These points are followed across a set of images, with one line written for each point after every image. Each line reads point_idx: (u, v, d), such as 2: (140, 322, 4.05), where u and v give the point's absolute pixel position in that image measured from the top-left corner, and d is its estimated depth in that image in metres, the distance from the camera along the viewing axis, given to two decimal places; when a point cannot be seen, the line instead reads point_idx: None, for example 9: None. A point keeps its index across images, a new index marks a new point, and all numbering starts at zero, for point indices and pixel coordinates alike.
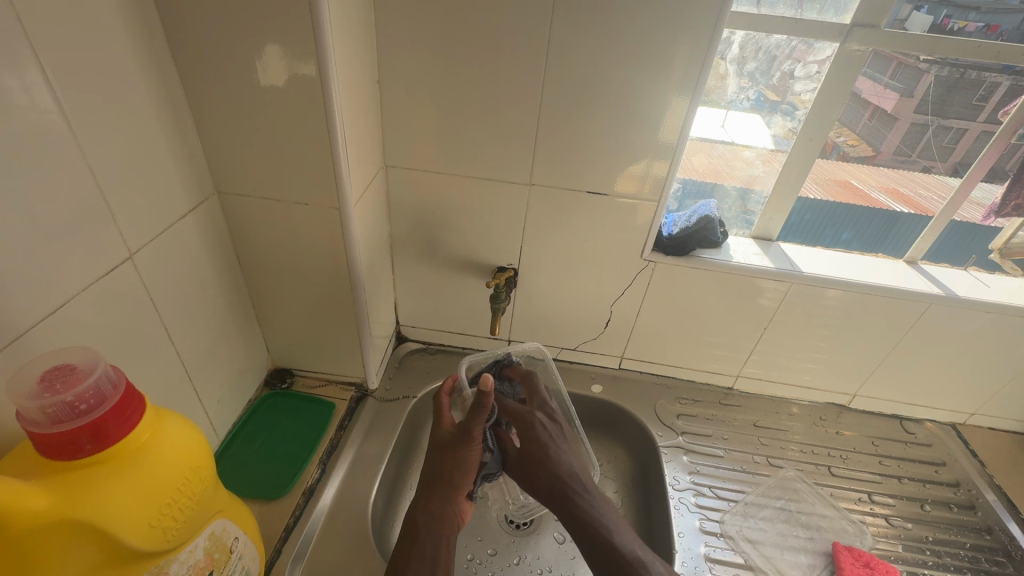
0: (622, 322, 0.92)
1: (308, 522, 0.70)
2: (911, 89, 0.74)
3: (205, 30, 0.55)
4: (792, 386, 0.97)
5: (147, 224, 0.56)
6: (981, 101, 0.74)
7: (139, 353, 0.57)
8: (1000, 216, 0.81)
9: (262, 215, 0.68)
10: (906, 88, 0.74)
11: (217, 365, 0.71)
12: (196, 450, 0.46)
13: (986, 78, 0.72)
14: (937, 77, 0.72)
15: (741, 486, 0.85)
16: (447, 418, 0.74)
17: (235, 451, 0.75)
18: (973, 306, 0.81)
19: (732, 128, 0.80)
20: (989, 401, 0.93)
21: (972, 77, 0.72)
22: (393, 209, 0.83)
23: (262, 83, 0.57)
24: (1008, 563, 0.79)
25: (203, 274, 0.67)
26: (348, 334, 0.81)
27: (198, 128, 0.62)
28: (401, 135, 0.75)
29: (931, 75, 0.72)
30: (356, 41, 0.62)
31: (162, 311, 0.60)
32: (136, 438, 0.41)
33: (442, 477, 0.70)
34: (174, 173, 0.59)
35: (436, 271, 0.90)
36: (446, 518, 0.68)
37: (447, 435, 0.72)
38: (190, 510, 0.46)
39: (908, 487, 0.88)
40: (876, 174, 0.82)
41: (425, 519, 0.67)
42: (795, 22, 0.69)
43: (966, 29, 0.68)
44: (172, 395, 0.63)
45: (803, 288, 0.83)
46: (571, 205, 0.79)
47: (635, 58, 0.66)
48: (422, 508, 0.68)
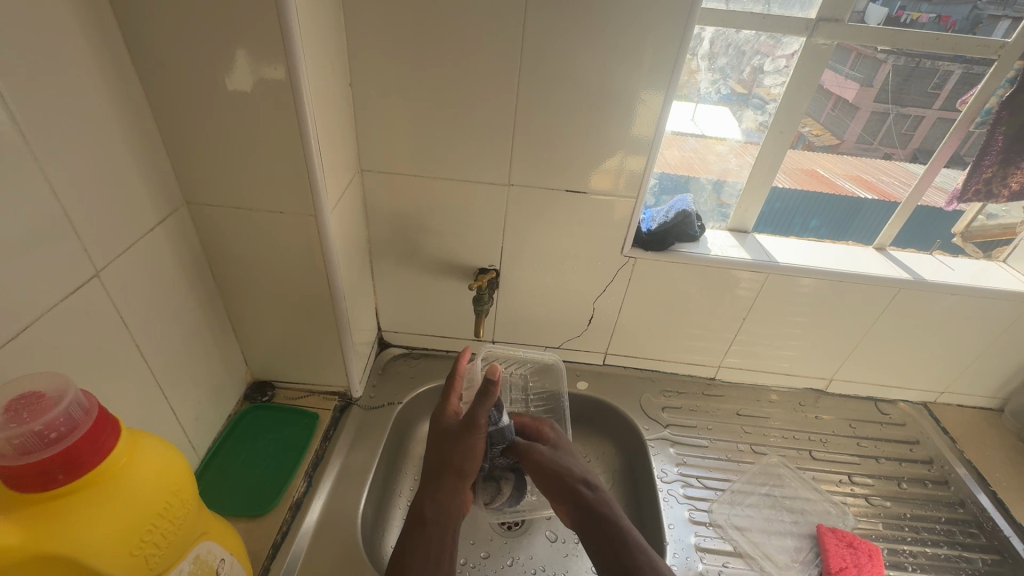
0: (605, 318, 0.93)
1: (296, 536, 0.68)
2: (870, 79, 0.76)
3: (166, 35, 0.52)
4: (771, 374, 0.99)
5: (114, 239, 0.54)
6: (937, 88, 0.76)
7: (110, 374, 0.55)
8: (962, 202, 0.83)
9: (235, 225, 0.66)
10: (865, 78, 0.76)
11: (194, 382, 0.69)
12: (177, 472, 0.45)
13: (940, 67, 0.74)
14: (894, 66, 0.74)
15: (727, 474, 0.87)
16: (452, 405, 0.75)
17: (216, 468, 0.73)
18: (940, 289, 0.84)
19: (702, 121, 0.81)
20: (957, 379, 0.97)
21: (927, 66, 0.74)
22: (371, 214, 0.82)
23: (230, 89, 0.55)
24: (981, 534, 0.82)
25: (175, 288, 0.64)
26: (329, 343, 0.79)
27: (163, 137, 0.59)
28: (376, 138, 0.74)
29: (888, 65, 0.74)
30: (326, 44, 0.60)
31: (134, 329, 0.58)
32: (112, 464, 0.39)
33: (448, 466, 0.69)
34: (140, 185, 0.57)
35: (417, 275, 0.89)
36: (451, 514, 0.67)
37: (453, 424, 0.72)
38: (172, 534, 0.44)
39: (885, 467, 0.91)
40: (840, 162, 0.84)
41: (431, 509, 0.66)
42: (762, 17, 0.70)
43: (919, 20, 0.71)
44: (148, 416, 0.61)
45: (779, 278, 0.85)
46: (550, 203, 0.79)
47: (609, 55, 0.66)
48: (429, 500, 0.67)
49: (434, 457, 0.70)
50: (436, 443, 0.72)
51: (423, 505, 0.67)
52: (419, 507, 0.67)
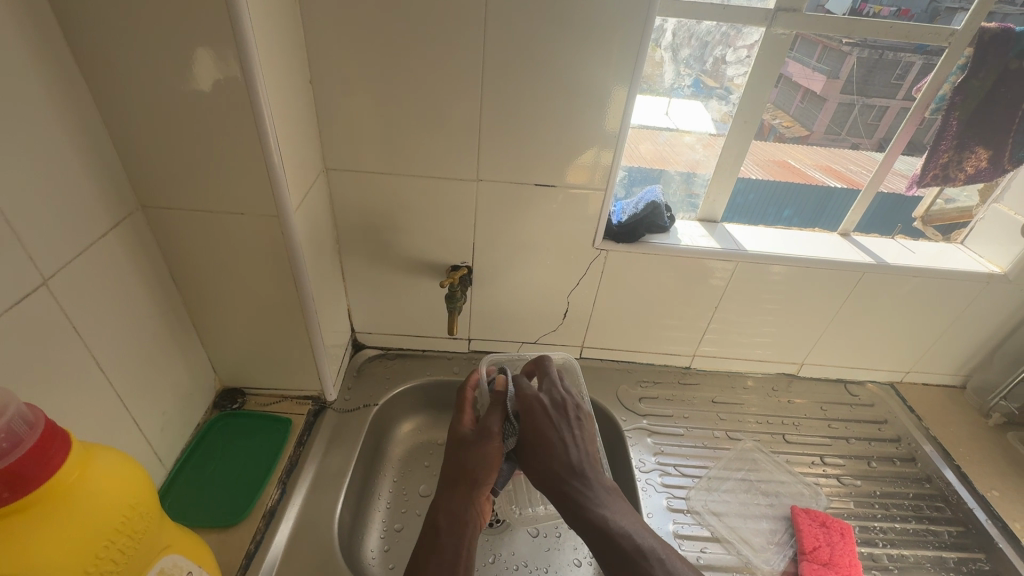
0: (579, 312, 0.93)
1: (270, 545, 0.67)
2: (837, 71, 0.77)
3: (110, 30, 0.50)
4: (745, 361, 1.01)
5: (63, 246, 0.52)
6: (900, 79, 0.78)
7: (64, 386, 0.52)
8: (922, 186, 0.83)
9: (195, 228, 0.64)
10: (832, 71, 0.77)
11: (157, 392, 0.67)
12: (135, 485, 0.43)
13: (901, 58, 0.76)
14: (858, 58, 0.76)
15: (704, 461, 0.88)
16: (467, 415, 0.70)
17: (186, 478, 0.71)
18: (902, 272, 0.87)
19: (676, 116, 0.81)
20: (921, 359, 1.00)
21: (889, 58, 0.76)
22: (338, 213, 0.80)
23: (182, 87, 0.54)
24: (946, 508, 0.85)
25: (133, 295, 0.62)
26: (299, 346, 0.78)
27: (113, 138, 0.57)
28: (340, 136, 0.72)
29: (853, 58, 0.76)
30: (282, 39, 0.59)
31: (89, 339, 0.55)
32: (63, 480, 0.37)
33: (462, 472, 0.63)
34: (89, 189, 0.55)
35: (388, 275, 0.88)
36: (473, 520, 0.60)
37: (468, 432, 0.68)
38: (132, 549, 0.43)
39: (856, 447, 0.93)
40: (809, 153, 0.87)
41: (445, 518, 0.59)
42: (722, 8, 0.71)
43: (881, 13, 0.73)
44: (108, 428, 0.58)
45: (748, 267, 0.86)
46: (520, 198, 0.79)
47: (572, 47, 0.66)
48: (442, 509, 0.60)
49: (450, 464, 0.64)
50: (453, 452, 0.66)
51: (436, 514, 0.60)
52: (432, 517, 0.60)
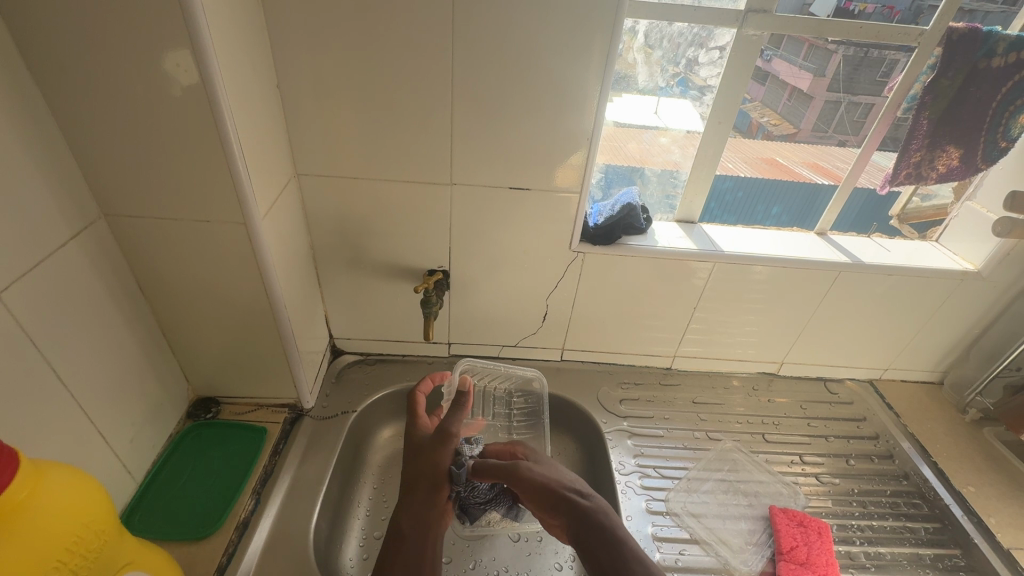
0: (559, 314, 0.93)
1: (243, 557, 0.66)
2: (823, 69, 0.78)
3: (62, 36, 0.49)
4: (725, 360, 1.01)
5: (18, 258, 0.50)
6: (885, 77, 0.78)
7: (21, 401, 0.51)
8: (894, 185, 0.83)
9: (160, 237, 0.63)
10: (818, 68, 0.78)
11: (125, 403, 0.66)
12: (91, 503, 0.42)
13: (886, 56, 0.76)
14: (845, 56, 0.76)
15: (684, 462, 0.88)
16: (423, 420, 0.76)
17: (157, 491, 0.70)
18: (877, 271, 0.87)
19: (666, 116, 0.81)
20: (899, 356, 1.01)
21: (874, 56, 0.76)
22: (311, 219, 0.79)
23: (140, 94, 0.53)
24: (923, 504, 0.86)
25: (97, 306, 0.61)
26: (273, 354, 0.77)
27: (72, 147, 0.56)
28: (310, 140, 0.71)
29: (839, 55, 0.76)
30: (244, 42, 0.58)
31: (49, 352, 0.54)
32: (11, 500, 0.36)
33: (426, 479, 0.69)
34: (47, 198, 0.54)
35: (365, 280, 0.87)
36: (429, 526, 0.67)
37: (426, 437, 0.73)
38: (87, 568, 0.41)
39: (835, 445, 0.93)
40: (798, 151, 0.87)
41: (410, 524, 0.66)
42: (694, 9, 0.71)
43: (866, 11, 0.73)
44: (72, 443, 0.57)
45: (725, 267, 0.86)
46: (495, 201, 0.78)
47: (541, 49, 0.65)
48: (406, 513, 0.67)
49: (411, 471, 0.71)
50: (411, 457, 0.72)
51: (400, 520, 0.66)
52: (396, 523, 0.67)
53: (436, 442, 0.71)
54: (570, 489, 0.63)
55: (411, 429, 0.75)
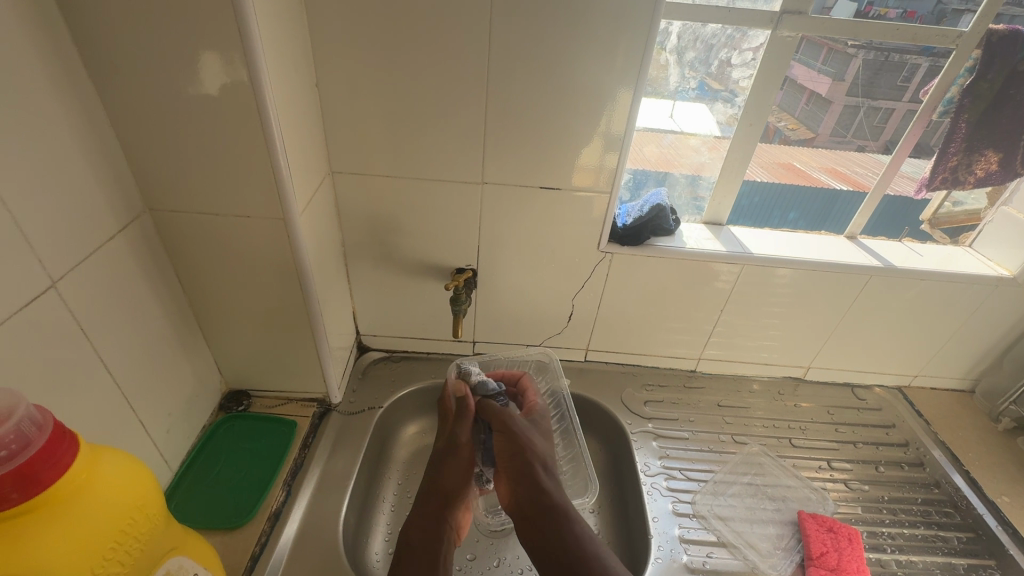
0: (584, 314, 0.93)
1: (275, 547, 0.67)
2: (842, 73, 0.77)
3: (117, 35, 0.51)
4: (750, 364, 1.00)
5: (71, 249, 0.52)
6: (905, 82, 0.78)
7: (71, 388, 0.53)
8: (930, 190, 0.83)
9: (201, 231, 0.65)
10: (837, 72, 0.77)
11: (164, 394, 0.67)
12: (143, 486, 0.43)
13: (907, 60, 0.76)
14: (864, 60, 0.76)
15: (710, 465, 0.87)
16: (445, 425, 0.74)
17: (192, 480, 0.72)
18: (909, 275, 0.86)
19: (680, 119, 0.81)
20: (929, 363, 0.99)
21: (895, 59, 0.76)
22: (344, 216, 0.80)
23: (190, 91, 0.54)
24: (956, 513, 0.84)
25: (140, 297, 0.62)
26: (305, 349, 0.78)
27: (121, 142, 0.58)
28: (345, 138, 0.73)
29: (859, 59, 0.76)
30: (288, 41, 0.59)
31: (96, 341, 0.56)
32: (70, 480, 0.38)
33: (438, 489, 0.67)
34: (98, 192, 0.55)
35: (393, 277, 0.88)
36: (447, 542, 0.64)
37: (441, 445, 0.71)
38: (138, 551, 0.43)
39: (863, 451, 0.92)
40: (816, 155, 0.86)
41: (421, 537, 0.62)
42: (728, 11, 0.71)
43: (886, 16, 0.72)
44: (115, 430, 0.59)
45: (754, 269, 0.86)
46: (525, 201, 0.79)
47: (576, 49, 0.66)
48: (414, 527, 0.63)
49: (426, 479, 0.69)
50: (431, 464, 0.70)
51: (409, 533, 0.63)
52: (405, 536, 0.63)
53: (448, 451, 0.70)
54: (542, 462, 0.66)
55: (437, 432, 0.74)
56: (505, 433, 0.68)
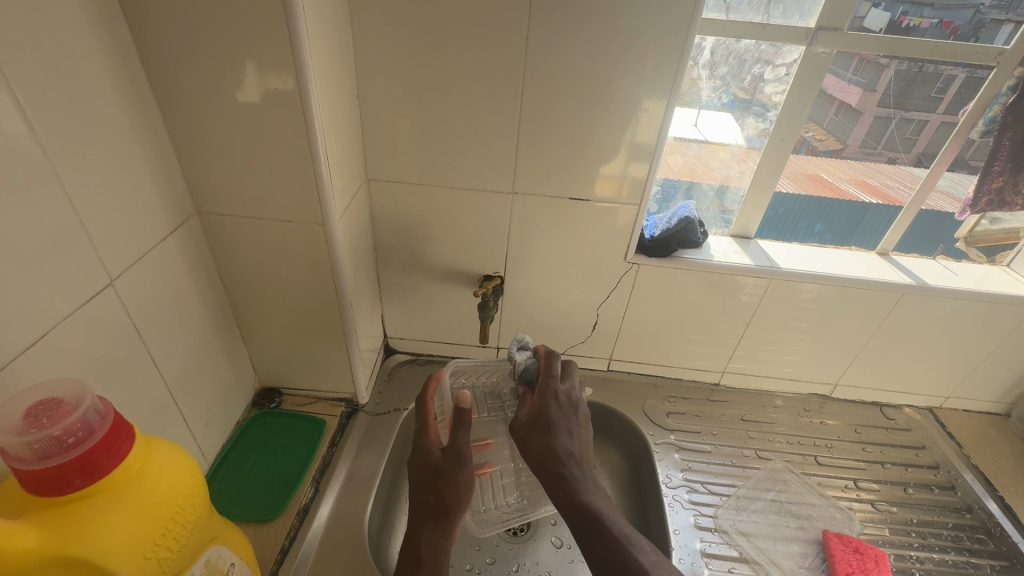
0: (609, 324, 0.93)
1: (303, 542, 0.69)
2: (873, 84, 0.77)
3: (178, 48, 0.54)
4: (776, 379, 0.99)
5: (127, 248, 0.55)
6: (940, 93, 0.77)
7: (122, 380, 0.56)
8: (975, 211, 0.82)
9: (244, 234, 0.68)
10: (868, 83, 0.76)
11: (203, 388, 0.70)
12: (189, 477, 0.46)
13: (942, 71, 0.75)
14: (897, 71, 0.75)
15: (733, 480, 0.87)
16: (433, 434, 0.67)
17: (226, 473, 0.74)
18: (943, 294, 0.84)
19: (704, 128, 0.81)
20: (962, 384, 0.97)
21: (929, 71, 0.75)
22: (377, 221, 0.83)
23: (242, 101, 0.57)
24: (989, 540, 0.82)
25: (186, 295, 0.65)
26: (336, 350, 0.80)
27: (175, 148, 0.61)
28: (382, 147, 0.75)
29: (891, 70, 0.75)
30: (334, 55, 0.62)
31: (146, 336, 0.59)
32: (127, 468, 0.40)
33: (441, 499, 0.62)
34: (153, 195, 0.59)
35: (422, 282, 0.90)
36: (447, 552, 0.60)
37: (435, 456, 0.64)
38: (184, 539, 0.45)
39: (891, 472, 0.90)
40: (844, 167, 0.85)
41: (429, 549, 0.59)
42: (763, 27, 0.71)
43: (921, 26, 0.72)
44: (159, 421, 0.62)
45: (782, 284, 0.85)
46: (554, 211, 0.80)
47: (610, 64, 0.67)
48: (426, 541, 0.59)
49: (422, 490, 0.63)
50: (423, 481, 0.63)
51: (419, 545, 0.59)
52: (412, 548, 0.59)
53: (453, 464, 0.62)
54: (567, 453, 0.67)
55: (423, 442, 0.67)
56: (537, 403, 0.63)
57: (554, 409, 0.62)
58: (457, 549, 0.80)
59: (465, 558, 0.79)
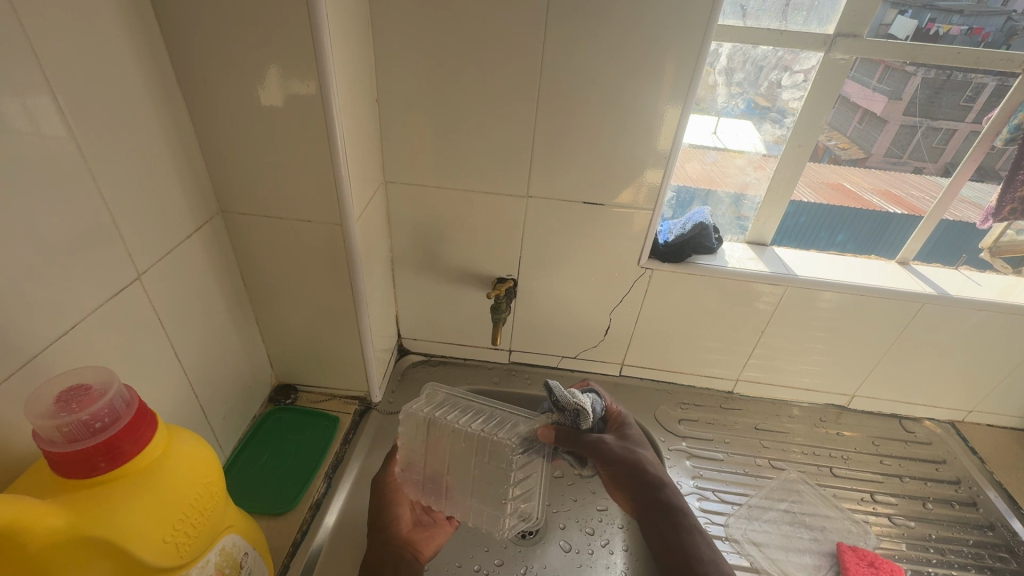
0: (622, 329, 0.93)
1: (314, 536, 0.70)
2: (899, 92, 0.76)
3: (207, 52, 0.56)
4: (792, 389, 0.98)
5: (154, 244, 0.57)
6: (969, 101, 0.76)
7: (147, 371, 0.58)
8: (998, 220, 0.80)
9: (265, 233, 0.70)
10: (894, 91, 0.76)
11: (222, 382, 0.72)
12: (207, 466, 0.47)
13: (972, 79, 0.74)
14: (924, 79, 0.75)
15: (745, 489, 0.86)
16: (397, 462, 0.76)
17: (242, 466, 0.76)
18: (965, 305, 0.83)
19: (723, 135, 0.81)
20: (986, 397, 0.95)
21: (958, 79, 0.74)
22: (393, 223, 0.84)
23: (265, 103, 0.59)
24: (1011, 559, 0.80)
25: (208, 291, 0.67)
26: (350, 348, 0.82)
27: (201, 149, 0.63)
28: (400, 150, 0.77)
29: (918, 78, 0.75)
30: (355, 60, 0.64)
31: (169, 329, 0.61)
32: (148, 455, 0.42)
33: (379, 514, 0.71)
34: (179, 194, 0.61)
35: (436, 284, 0.91)
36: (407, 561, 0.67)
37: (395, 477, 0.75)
38: (201, 526, 0.46)
39: (910, 486, 0.88)
40: (868, 176, 0.85)
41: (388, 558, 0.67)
42: (780, 33, 0.71)
43: (950, 33, 0.71)
44: (179, 412, 0.63)
45: (798, 291, 0.84)
46: (568, 214, 0.80)
47: (626, 69, 0.68)
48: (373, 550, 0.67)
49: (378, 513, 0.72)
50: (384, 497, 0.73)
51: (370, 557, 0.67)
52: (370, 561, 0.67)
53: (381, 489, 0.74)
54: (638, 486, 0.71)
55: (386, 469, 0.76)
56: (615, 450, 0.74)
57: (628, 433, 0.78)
58: (465, 550, 0.81)
59: (474, 559, 0.80)
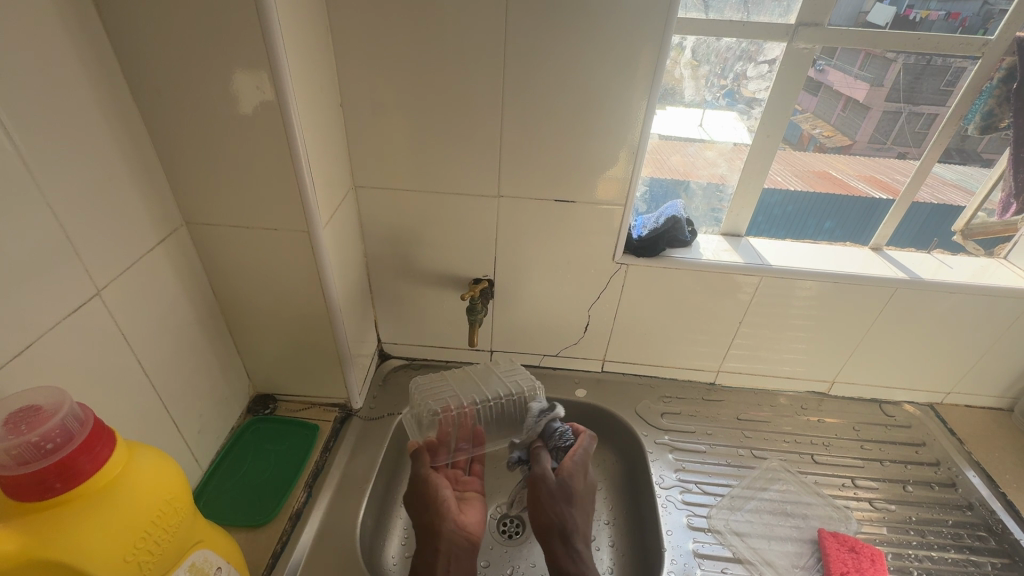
0: (600, 325, 0.93)
1: (294, 547, 0.69)
2: (881, 79, 0.77)
3: (160, 62, 0.55)
4: (773, 378, 0.98)
5: (113, 259, 0.57)
6: (950, 86, 0.76)
7: (111, 387, 0.57)
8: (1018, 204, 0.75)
9: (232, 243, 0.69)
10: (875, 78, 0.77)
11: (195, 396, 0.71)
12: (173, 481, 0.47)
13: (951, 64, 0.74)
14: (904, 65, 0.75)
15: (728, 479, 0.86)
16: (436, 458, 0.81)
17: (217, 483, 0.75)
18: (938, 288, 0.83)
19: (709, 126, 0.81)
20: (963, 379, 0.96)
21: (938, 63, 0.74)
22: (366, 228, 0.84)
23: (222, 112, 0.58)
24: (990, 538, 0.81)
25: (175, 303, 0.67)
26: (327, 355, 0.81)
27: (160, 160, 0.62)
28: (367, 155, 0.76)
29: (898, 64, 0.75)
30: (314, 67, 0.63)
31: (135, 344, 0.60)
32: (107, 473, 0.41)
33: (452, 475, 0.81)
34: (139, 207, 0.60)
35: (414, 286, 0.91)
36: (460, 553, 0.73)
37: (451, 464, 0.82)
38: (166, 542, 0.46)
39: (890, 470, 0.89)
40: (852, 163, 0.86)
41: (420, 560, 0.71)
42: (743, 25, 0.71)
43: (928, 19, 0.71)
44: (150, 427, 0.63)
45: (773, 280, 0.85)
46: (540, 213, 0.80)
47: (594, 62, 0.67)
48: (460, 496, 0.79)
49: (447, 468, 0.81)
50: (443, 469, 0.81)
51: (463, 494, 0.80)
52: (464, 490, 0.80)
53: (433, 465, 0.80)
54: (561, 533, 0.73)
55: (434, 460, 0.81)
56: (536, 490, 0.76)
57: (548, 500, 0.75)
58: None
59: None
